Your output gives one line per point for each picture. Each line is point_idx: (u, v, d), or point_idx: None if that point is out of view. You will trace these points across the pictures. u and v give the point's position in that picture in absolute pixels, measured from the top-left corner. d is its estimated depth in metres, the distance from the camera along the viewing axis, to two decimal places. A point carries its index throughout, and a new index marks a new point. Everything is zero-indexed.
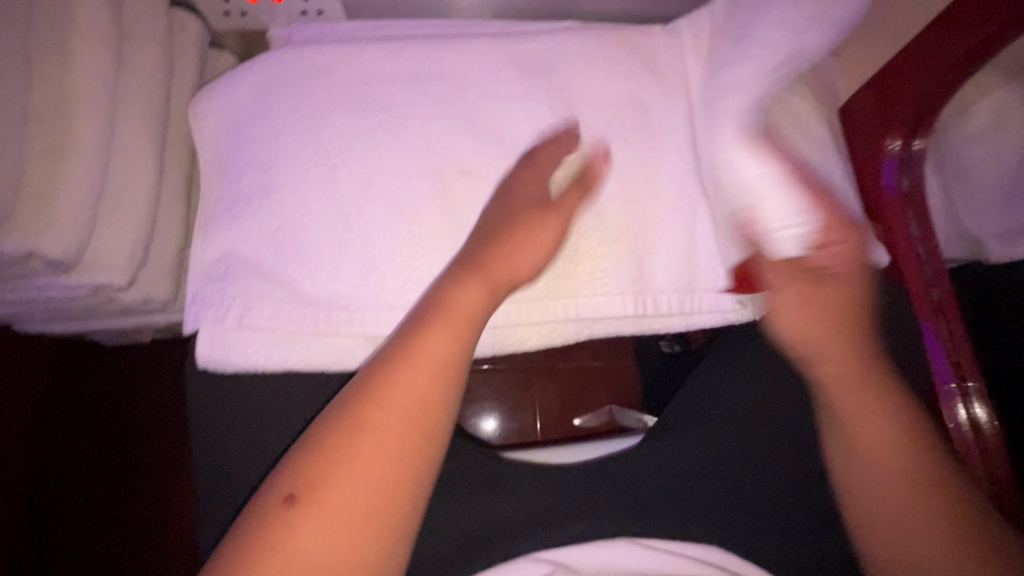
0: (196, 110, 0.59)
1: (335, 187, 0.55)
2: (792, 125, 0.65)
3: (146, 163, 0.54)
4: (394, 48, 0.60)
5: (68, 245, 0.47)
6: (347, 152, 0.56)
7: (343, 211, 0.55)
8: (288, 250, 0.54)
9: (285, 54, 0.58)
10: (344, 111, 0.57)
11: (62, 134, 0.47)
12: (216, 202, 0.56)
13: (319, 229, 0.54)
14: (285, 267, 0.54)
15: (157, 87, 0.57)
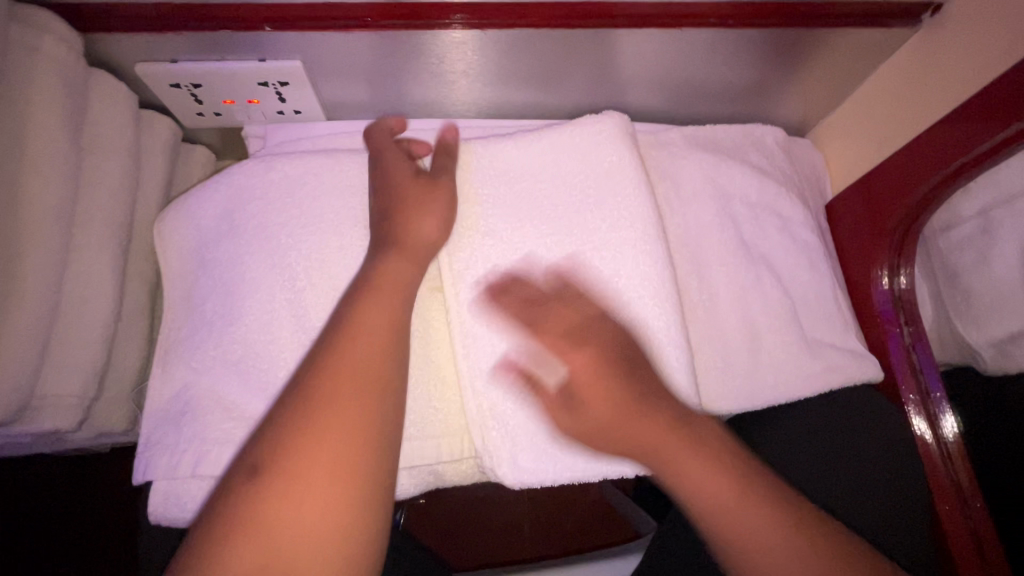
0: (164, 227, 0.56)
1: (303, 313, 0.51)
2: (779, 233, 0.64)
3: (103, 290, 0.51)
4: (368, 159, 0.56)
5: (8, 401, 0.43)
6: (317, 277, 0.52)
7: (312, 340, 0.51)
8: (253, 385, 0.50)
9: (254, 167, 0.55)
10: (314, 228, 0.53)
11: (6, 281, 0.43)
12: (180, 327, 0.53)
13: (286, 360, 0.51)
14: (250, 402, 0.50)
15: (119, 204, 0.54)
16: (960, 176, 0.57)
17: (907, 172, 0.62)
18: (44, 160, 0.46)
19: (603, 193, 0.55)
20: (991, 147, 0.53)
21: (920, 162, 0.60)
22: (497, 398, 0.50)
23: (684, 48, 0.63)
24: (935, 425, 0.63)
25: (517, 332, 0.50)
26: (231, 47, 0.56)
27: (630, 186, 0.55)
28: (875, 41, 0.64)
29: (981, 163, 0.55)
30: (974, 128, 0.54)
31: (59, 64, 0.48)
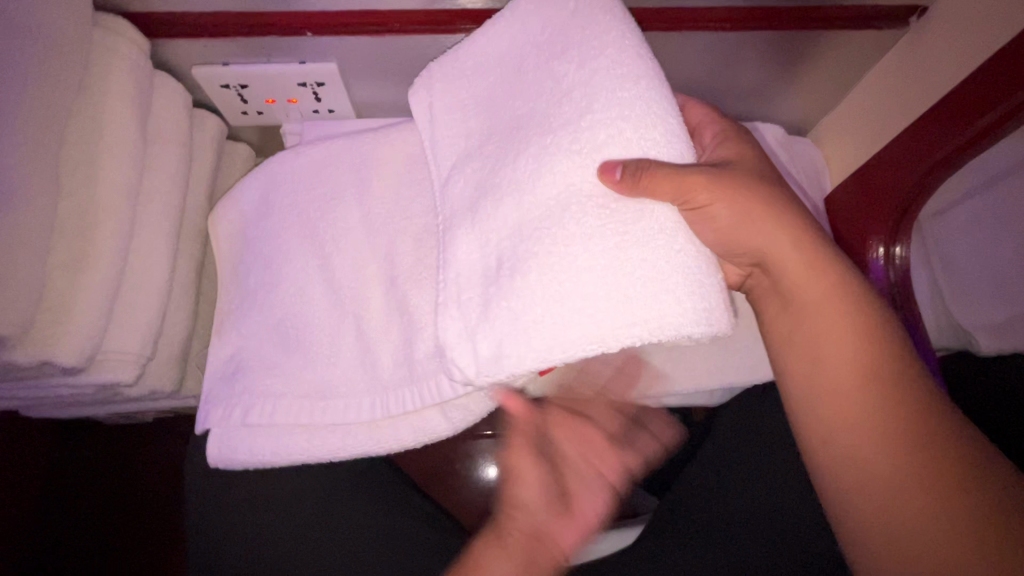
0: (217, 213, 0.63)
1: (333, 283, 0.57)
2: None
3: (160, 262, 0.58)
4: (390, 140, 0.61)
5: (79, 351, 0.49)
6: (346, 251, 0.57)
7: (340, 308, 0.56)
8: (289, 348, 0.56)
9: (286, 155, 0.61)
10: (335, 203, 0.58)
11: (85, 247, 0.50)
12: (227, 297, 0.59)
13: (317, 325, 0.56)
14: (287, 362, 0.55)
15: (174, 188, 0.61)
16: (965, 154, 0.59)
17: (908, 158, 0.64)
18: (115, 146, 0.52)
19: (570, 50, 0.47)
20: (994, 122, 0.55)
21: (922, 146, 0.63)
22: (476, 291, 0.46)
23: (685, 51, 0.68)
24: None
25: (499, 227, 0.46)
26: (275, 51, 0.63)
27: (603, 23, 0.46)
28: (868, 41, 0.68)
29: (984, 140, 0.57)
30: (973, 107, 0.57)
31: (131, 63, 0.55)
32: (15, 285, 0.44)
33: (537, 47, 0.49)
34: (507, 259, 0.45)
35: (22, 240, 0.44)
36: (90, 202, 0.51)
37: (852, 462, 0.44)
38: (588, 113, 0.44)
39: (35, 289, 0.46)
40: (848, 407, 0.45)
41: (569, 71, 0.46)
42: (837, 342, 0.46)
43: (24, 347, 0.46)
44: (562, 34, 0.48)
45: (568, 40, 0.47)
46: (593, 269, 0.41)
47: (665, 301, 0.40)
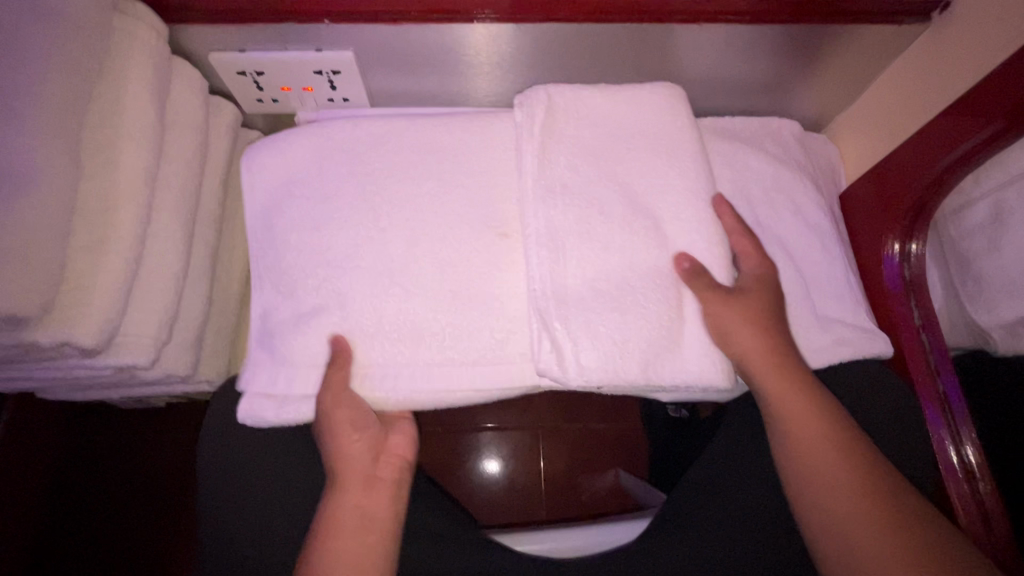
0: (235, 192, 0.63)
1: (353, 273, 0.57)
2: (790, 219, 0.67)
3: (177, 248, 0.58)
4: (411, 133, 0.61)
5: (98, 334, 0.49)
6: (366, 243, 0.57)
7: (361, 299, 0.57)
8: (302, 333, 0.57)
9: (303, 142, 0.61)
10: (384, 189, 0.59)
11: (103, 230, 0.50)
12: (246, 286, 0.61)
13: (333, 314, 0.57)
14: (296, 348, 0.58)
15: (191, 175, 0.61)
16: (983, 151, 0.58)
17: (926, 154, 0.64)
18: (134, 131, 0.53)
19: (655, 140, 0.60)
20: (1016, 119, 0.54)
21: (941, 141, 0.62)
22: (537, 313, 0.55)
23: (703, 45, 0.68)
24: (954, 430, 0.64)
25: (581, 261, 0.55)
26: (291, 38, 0.63)
27: (682, 130, 0.60)
28: (888, 36, 0.67)
29: (1004, 137, 0.56)
30: (996, 102, 0.56)
31: (150, 47, 0.55)
32: (35, 265, 0.44)
33: (622, 119, 0.61)
34: (577, 301, 0.54)
35: (44, 221, 0.45)
36: (111, 186, 0.51)
37: (839, 532, 0.50)
38: (665, 196, 0.58)
39: (55, 271, 0.46)
40: (835, 473, 0.52)
41: (649, 163, 0.59)
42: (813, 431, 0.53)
43: (43, 328, 0.47)
44: (653, 123, 0.60)
45: (654, 126, 0.60)
46: (639, 330, 0.54)
47: (694, 363, 0.54)
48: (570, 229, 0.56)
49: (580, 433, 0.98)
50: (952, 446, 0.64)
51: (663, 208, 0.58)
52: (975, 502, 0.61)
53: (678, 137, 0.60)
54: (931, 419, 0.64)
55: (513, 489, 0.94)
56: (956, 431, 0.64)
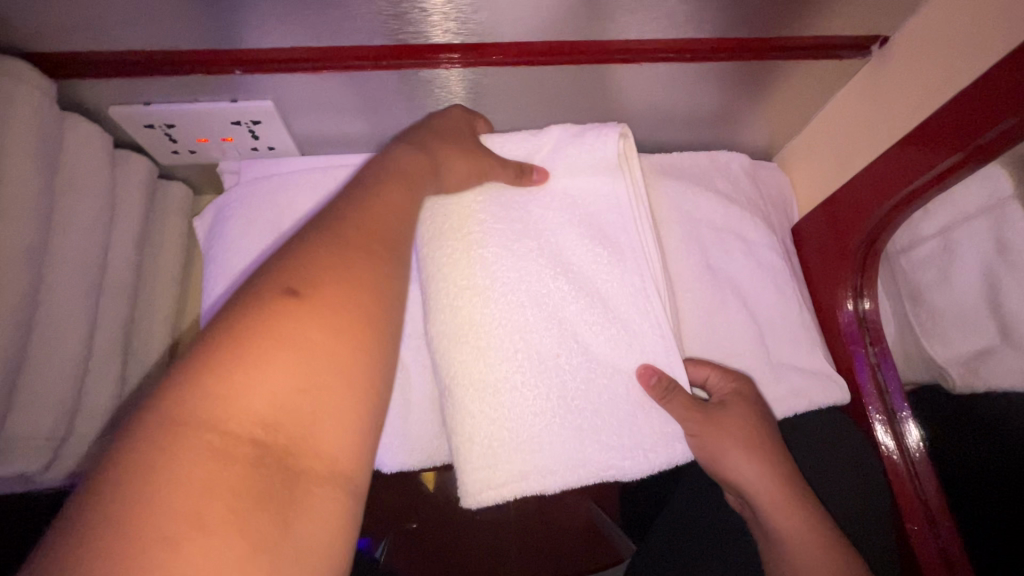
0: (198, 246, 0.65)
1: None
2: (741, 263, 0.65)
3: (77, 331, 0.52)
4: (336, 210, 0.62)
5: None
6: None
7: None
8: None
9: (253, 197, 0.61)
10: None
11: None
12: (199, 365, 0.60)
13: None
14: None
15: (93, 244, 0.55)
16: (932, 187, 0.57)
17: (874, 189, 0.63)
18: (11, 210, 0.47)
19: (584, 192, 0.58)
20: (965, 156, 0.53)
21: (889, 177, 0.61)
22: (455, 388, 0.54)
23: (648, 82, 0.65)
24: (916, 472, 0.63)
25: (515, 325, 0.54)
26: (201, 90, 0.57)
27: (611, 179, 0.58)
28: (831, 70, 0.65)
29: (953, 173, 0.54)
30: (942, 139, 0.54)
31: (32, 112, 0.49)
32: None
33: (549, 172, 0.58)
34: (512, 372, 0.53)
35: None
36: None
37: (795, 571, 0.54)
38: (597, 253, 0.57)
39: None
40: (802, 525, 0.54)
41: (567, 211, 0.58)
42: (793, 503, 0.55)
43: None
44: (584, 176, 0.59)
45: (585, 180, 0.59)
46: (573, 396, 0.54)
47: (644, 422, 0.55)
48: (495, 296, 0.54)
49: None
50: (900, 463, 0.64)
51: (592, 263, 0.57)
52: (937, 548, 0.60)
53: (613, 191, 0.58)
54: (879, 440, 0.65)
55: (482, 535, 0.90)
56: (915, 474, 0.63)
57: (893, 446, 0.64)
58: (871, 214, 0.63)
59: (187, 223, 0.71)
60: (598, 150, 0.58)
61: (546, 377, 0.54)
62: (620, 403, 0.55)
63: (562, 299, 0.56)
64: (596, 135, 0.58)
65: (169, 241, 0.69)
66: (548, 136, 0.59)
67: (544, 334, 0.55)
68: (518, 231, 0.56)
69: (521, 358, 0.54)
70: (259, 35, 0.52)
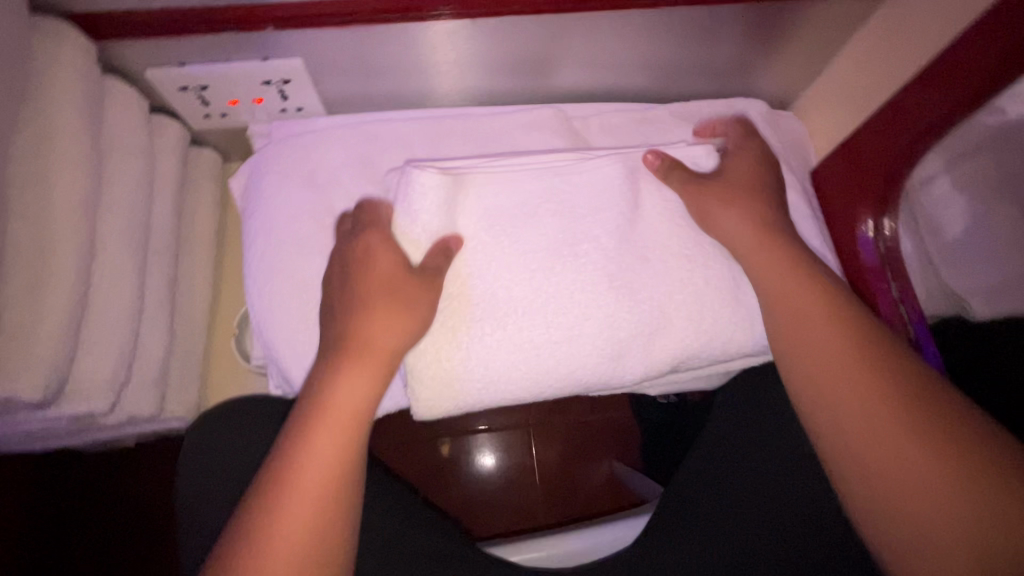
0: (237, 201, 0.67)
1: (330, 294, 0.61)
2: None
3: (129, 283, 0.55)
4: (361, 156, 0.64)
5: (45, 385, 0.46)
6: None
7: None
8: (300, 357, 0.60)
9: (294, 152, 0.64)
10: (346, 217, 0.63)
11: (40, 272, 0.47)
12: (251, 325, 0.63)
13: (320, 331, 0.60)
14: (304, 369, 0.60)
15: (139, 202, 0.57)
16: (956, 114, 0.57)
17: (897, 123, 0.63)
18: (66, 163, 0.49)
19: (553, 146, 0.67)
20: (988, 78, 0.53)
21: (912, 109, 0.61)
22: (518, 304, 0.57)
23: (667, 31, 0.66)
24: None
25: (553, 242, 0.59)
26: (234, 49, 0.59)
27: (562, 137, 0.68)
28: (849, 10, 0.66)
29: (978, 97, 0.55)
30: (965, 65, 0.55)
31: (79, 70, 0.51)
32: None
33: (514, 139, 0.67)
34: (562, 278, 0.58)
35: None
36: (45, 224, 0.47)
37: (872, 451, 0.45)
38: (603, 189, 0.60)
39: None
40: (859, 422, 0.46)
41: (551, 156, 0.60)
42: (843, 391, 0.48)
43: None
44: (552, 137, 0.67)
45: (554, 141, 0.67)
46: (635, 300, 0.58)
47: (700, 329, 0.60)
48: (527, 223, 0.58)
49: (571, 426, 0.98)
50: None
51: (606, 195, 0.60)
52: None
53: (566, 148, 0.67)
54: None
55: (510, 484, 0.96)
56: None
57: None
58: (897, 148, 0.63)
59: (218, 188, 0.73)
60: (531, 117, 0.68)
61: (592, 316, 0.58)
62: (659, 339, 0.59)
63: (591, 219, 0.59)
64: (511, 112, 0.68)
65: (204, 205, 0.71)
66: (507, 109, 0.69)
67: (581, 249, 0.59)
68: (527, 169, 0.59)
69: (566, 266, 0.58)
70: None
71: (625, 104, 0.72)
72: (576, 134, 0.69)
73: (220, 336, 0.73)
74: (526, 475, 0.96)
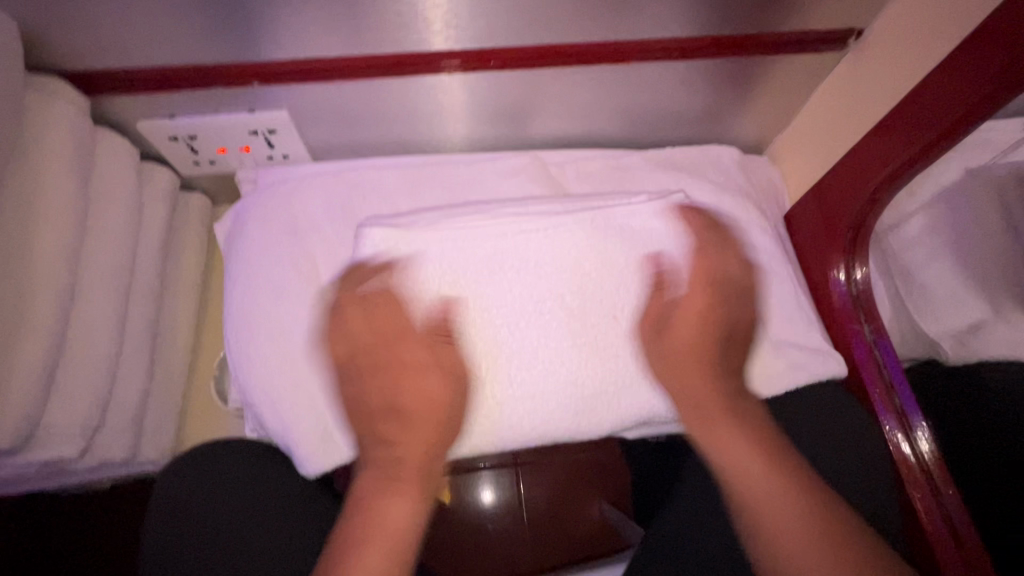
0: (219, 241, 0.68)
1: (306, 339, 0.61)
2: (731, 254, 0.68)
3: (108, 326, 0.56)
4: (341, 202, 0.67)
5: (16, 431, 0.47)
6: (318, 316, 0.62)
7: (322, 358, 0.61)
8: (271, 402, 0.60)
9: (276, 197, 0.66)
10: (323, 262, 0.64)
11: (20, 316, 0.48)
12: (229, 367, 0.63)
13: (292, 375, 0.60)
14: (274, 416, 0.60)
15: (123, 248, 0.59)
16: (916, 164, 0.59)
17: (863, 168, 0.65)
18: (51, 212, 0.51)
19: (527, 192, 0.69)
20: (945, 133, 0.55)
21: (877, 156, 0.63)
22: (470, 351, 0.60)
23: (641, 84, 0.69)
24: (912, 437, 0.64)
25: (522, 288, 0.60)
26: (222, 102, 0.62)
27: (536, 184, 0.70)
28: (814, 63, 0.69)
29: (935, 151, 0.57)
30: (924, 118, 0.57)
31: (69, 123, 0.53)
32: None
33: (491, 185, 0.69)
34: (514, 327, 0.61)
35: None
36: (26, 274, 0.49)
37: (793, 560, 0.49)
38: (573, 237, 0.62)
39: None
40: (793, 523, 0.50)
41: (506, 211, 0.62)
42: (775, 491, 0.52)
43: None
44: (529, 183, 0.70)
45: (530, 188, 0.69)
46: (592, 346, 0.62)
47: None
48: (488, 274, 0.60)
49: (557, 467, 0.97)
50: (902, 434, 0.65)
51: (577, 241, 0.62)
52: (941, 514, 0.61)
53: (542, 194, 0.69)
54: (882, 417, 0.66)
55: (495, 527, 0.94)
56: (912, 436, 0.64)
57: (900, 431, 0.65)
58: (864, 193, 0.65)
59: (205, 230, 0.75)
60: (509, 165, 0.70)
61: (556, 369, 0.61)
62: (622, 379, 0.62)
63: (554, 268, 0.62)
64: (492, 160, 0.70)
65: (188, 248, 0.72)
66: (486, 157, 0.71)
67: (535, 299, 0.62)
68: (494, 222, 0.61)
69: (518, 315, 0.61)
70: (275, 48, 0.57)
71: (602, 151, 0.75)
72: (553, 179, 0.71)
73: (201, 376, 0.74)
74: (512, 517, 0.94)
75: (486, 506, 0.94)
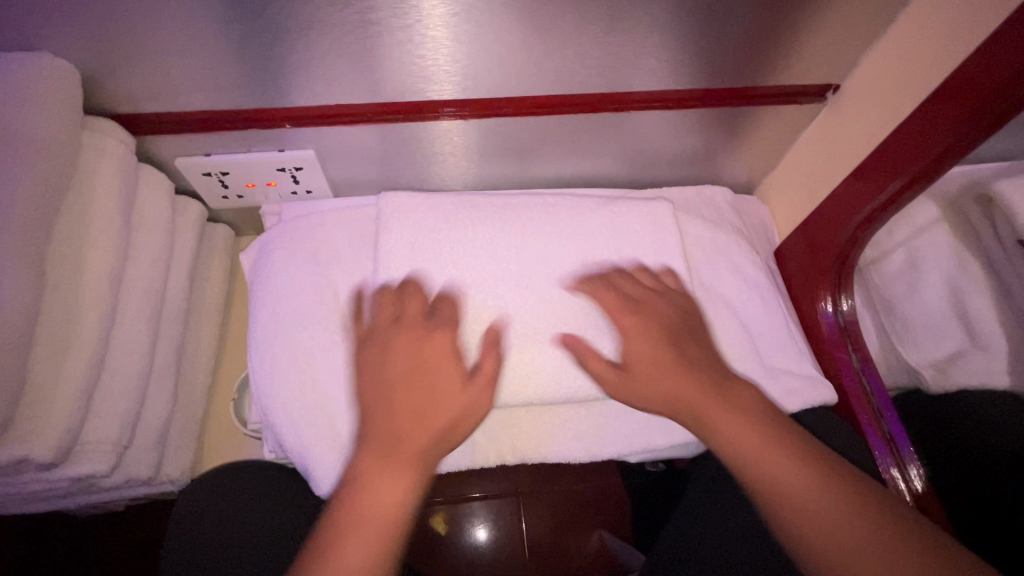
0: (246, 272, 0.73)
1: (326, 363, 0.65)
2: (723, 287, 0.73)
3: (142, 347, 0.59)
4: (360, 235, 0.71)
5: (58, 445, 0.50)
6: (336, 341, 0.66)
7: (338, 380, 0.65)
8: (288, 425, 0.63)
9: (302, 232, 0.71)
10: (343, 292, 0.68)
11: (68, 335, 0.52)
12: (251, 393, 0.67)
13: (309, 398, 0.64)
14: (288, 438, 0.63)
15: (157, 274, 0.63)
16: (891, 205, 0.65)
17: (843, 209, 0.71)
18: (97, 241, 0.55)
19: None
20: (911, 179, 0.61)
21: (852, 199, 0.69)
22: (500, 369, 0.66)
23: (638, 128, 0.75)
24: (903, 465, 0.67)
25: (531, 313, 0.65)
26: (255, 142, 0.67)
27: None
28: (794, 113, 0.75)
29: (905, 193, 0.63)
30: (892, 165, 0.63)
31: (118, 160, 0.58)
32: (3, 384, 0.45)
33: None
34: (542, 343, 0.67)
35: (11, 338, 0.46)
36: (74, 297, 0.53)
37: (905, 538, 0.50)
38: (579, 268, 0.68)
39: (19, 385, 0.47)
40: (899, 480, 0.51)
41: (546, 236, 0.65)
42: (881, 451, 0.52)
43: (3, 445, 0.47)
44: None
45: None
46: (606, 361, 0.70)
47: None
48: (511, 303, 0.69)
49: (559, 495, 0.98)
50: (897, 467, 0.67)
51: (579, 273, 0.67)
52: None
53: None
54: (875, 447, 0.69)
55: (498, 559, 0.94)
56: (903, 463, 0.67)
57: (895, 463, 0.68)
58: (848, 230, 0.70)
59: (228, 259, 0.80)
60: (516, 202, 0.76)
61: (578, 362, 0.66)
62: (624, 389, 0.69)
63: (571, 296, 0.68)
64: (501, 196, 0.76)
65: (213, 275, 0.77)
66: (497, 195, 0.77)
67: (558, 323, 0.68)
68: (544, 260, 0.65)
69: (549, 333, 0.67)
70: (308, 94, 0.62)
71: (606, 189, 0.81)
72: None
73: (220, 399, 0.77)
74: (514, 549, 0.95)
75: (488, 538, 0.95)
